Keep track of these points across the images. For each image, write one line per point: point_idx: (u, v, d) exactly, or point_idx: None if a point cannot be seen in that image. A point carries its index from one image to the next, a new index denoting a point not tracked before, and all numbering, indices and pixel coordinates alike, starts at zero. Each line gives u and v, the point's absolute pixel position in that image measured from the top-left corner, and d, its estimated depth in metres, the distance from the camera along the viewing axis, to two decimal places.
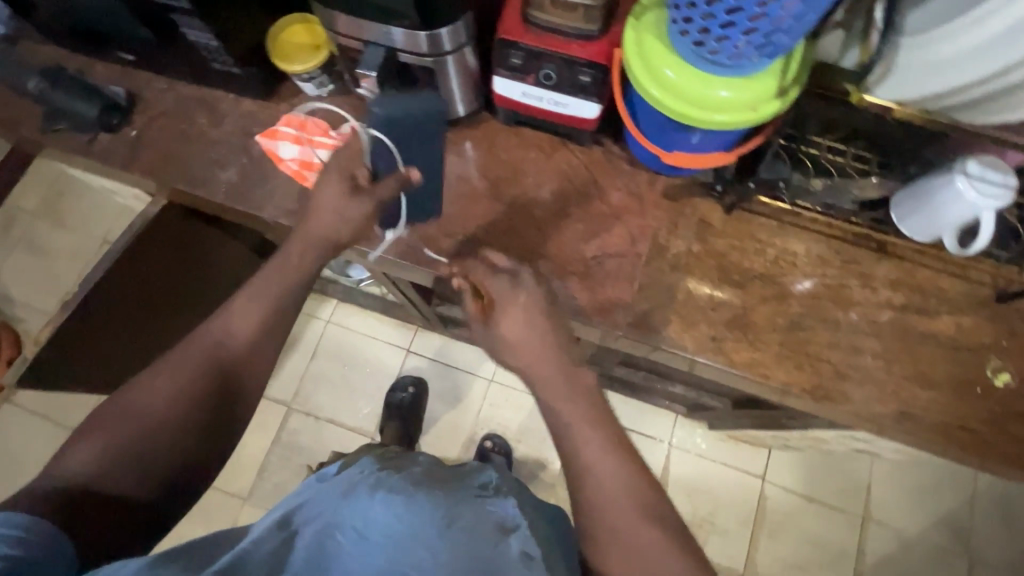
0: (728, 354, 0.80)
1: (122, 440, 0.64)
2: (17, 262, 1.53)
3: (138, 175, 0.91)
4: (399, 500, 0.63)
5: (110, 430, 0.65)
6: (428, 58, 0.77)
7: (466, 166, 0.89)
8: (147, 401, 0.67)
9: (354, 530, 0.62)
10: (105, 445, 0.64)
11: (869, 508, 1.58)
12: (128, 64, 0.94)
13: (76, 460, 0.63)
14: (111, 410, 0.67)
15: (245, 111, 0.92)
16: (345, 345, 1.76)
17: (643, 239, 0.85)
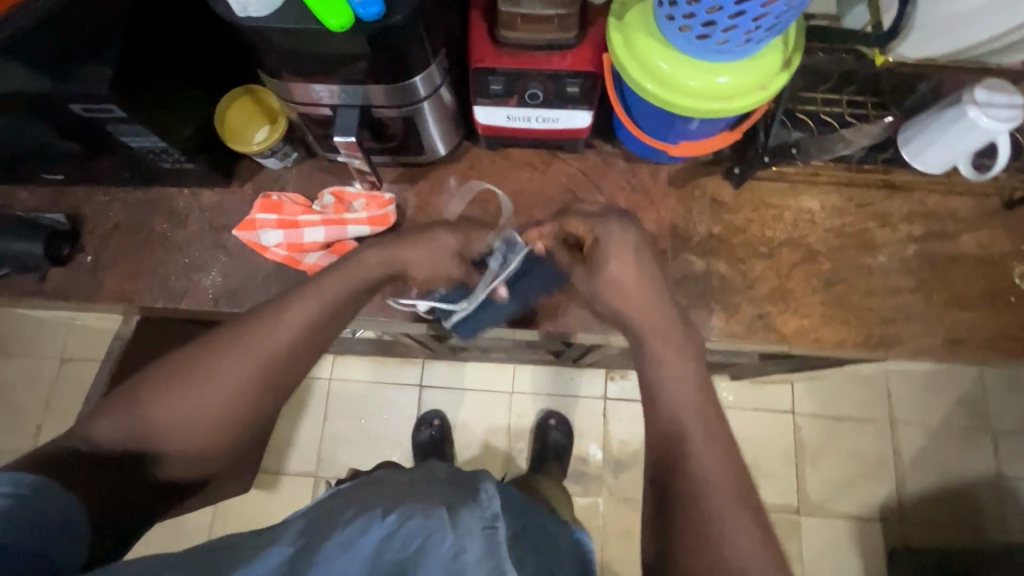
0: (776, 329, 0.79)
1: (146, 426, 0.59)
2: None
3: (107, 303, 0.81)
4: (419, 517, 0.55)
5: (144, 408, 0.60)
6: (404, 108, 0.71)
7: (462, 204, 0.84)
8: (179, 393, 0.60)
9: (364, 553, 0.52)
10: (132, 425, 0.59)
11: (893, 411, 1.66)
12: (58, 183, 0.83)
13: (98, 434, 0.58)
14: (150, 382, 0.61)
15: (210, 203, 0.83)
16: (355, 398, 1.68)
17: (663, 233, 0.82)
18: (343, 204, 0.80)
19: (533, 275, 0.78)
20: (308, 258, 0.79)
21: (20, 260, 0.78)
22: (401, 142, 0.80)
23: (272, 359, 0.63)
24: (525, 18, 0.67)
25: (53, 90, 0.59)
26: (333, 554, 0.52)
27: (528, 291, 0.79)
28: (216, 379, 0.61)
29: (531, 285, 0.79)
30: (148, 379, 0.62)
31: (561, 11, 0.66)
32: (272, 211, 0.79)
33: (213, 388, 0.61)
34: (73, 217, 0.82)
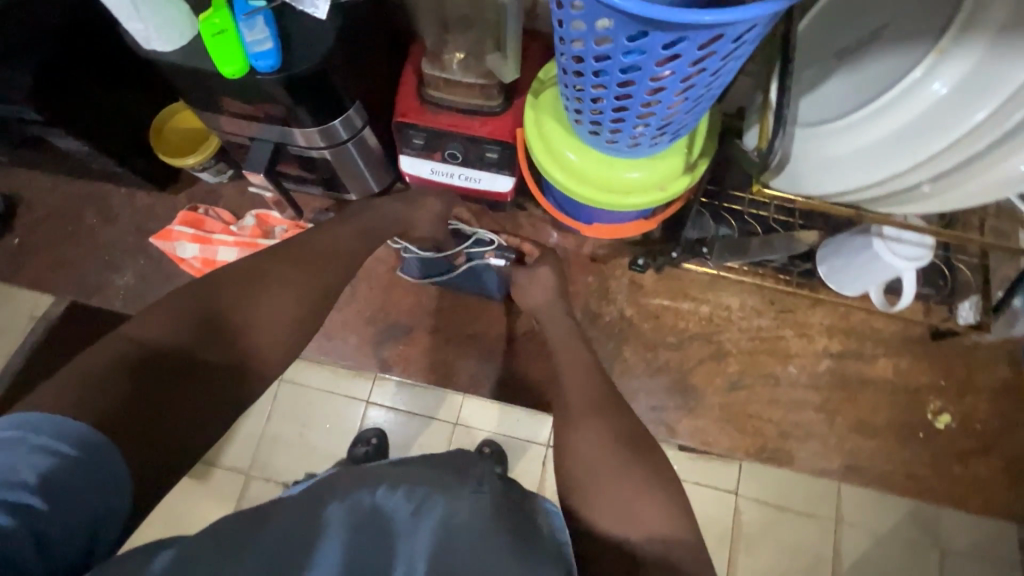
0: (668, 425, 0.77)
1: (205, 326, 0.50)
2: None
3: (26, 287, 0.83)
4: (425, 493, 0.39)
5: (212, 307, 0.50)
6: (327, 148, 0.71)
7: None
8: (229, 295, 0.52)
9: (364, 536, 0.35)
10: (190, 322, 0.49)
11: None
12: (4, 164, 0.86)
13: (148, 332, 0.47)
14: (210, 285, 0.52)
15: (141, 205, 0.85)
16: None
17: (575, 307, 0.81)
18: (259, 227, 0.82)
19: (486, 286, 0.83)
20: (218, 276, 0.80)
21: None
22: (328, 178, 0.80)
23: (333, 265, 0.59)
24: (449, 81, 0.68)
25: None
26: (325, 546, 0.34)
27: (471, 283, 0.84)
28: (278, 287, 0.55)
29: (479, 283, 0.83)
30: (197, 288, 0.51)
31: (481, 81, 0.68)
32: (191, 225, 0.81)
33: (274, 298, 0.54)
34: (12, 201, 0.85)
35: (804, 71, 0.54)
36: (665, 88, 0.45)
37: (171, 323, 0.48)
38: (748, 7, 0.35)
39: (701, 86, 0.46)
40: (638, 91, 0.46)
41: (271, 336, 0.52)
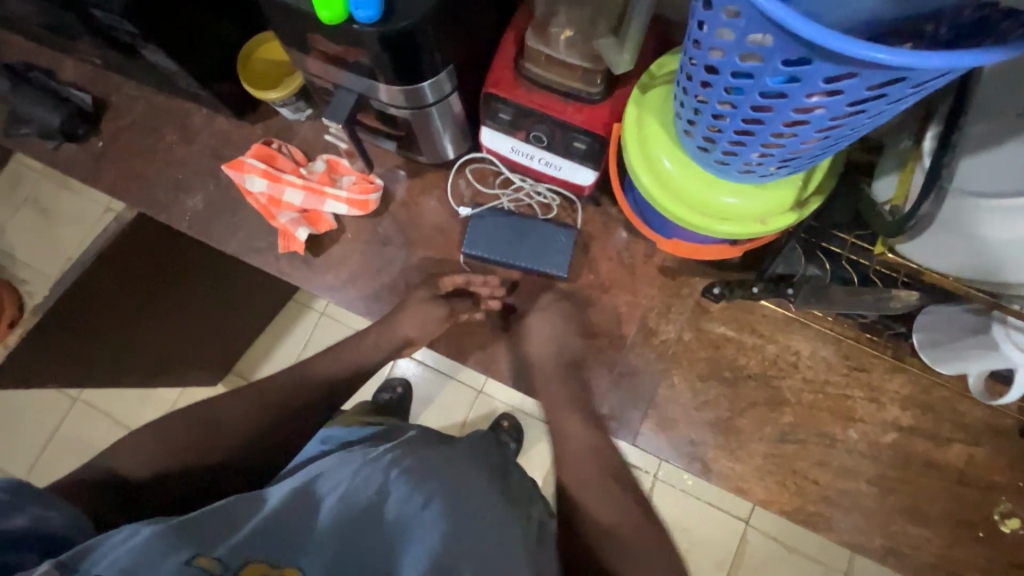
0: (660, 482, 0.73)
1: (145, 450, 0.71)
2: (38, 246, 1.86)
3: (102, 192, 0.85)
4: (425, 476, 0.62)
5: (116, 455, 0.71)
6: (410, 109, 0.68)
7: (446, 215, 0.81)
8: (234, 415, 0.76)
9: (374, 498, 0.59)
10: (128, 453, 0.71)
11: (853, 565, 1.41)
12: (98, 66, 0.87)
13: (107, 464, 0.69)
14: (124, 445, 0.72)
15: (219, 130, 0.85)
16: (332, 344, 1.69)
17: (632, 319, 0.77)
18: (331, 171, 0.81)
19: (548, 245, 0.77)
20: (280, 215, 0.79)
21: (41, 126, 0.83)
22: (405, 138, 0.77)
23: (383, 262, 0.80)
24: (552, 58, 0.62)
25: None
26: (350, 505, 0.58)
27: (531, 246, 0.77)
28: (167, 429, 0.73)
29: (541, 245, 0.77)
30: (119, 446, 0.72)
31: (586, 65, 0.62)
32: (263, 157, 0.81)
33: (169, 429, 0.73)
34: (97, 100, 0.86)
35: (971, 124, 0.48)
36: (808, 123, 0.39)
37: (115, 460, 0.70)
38: (960, 53, 0.30)
39: (848, 129, 0.40)
40: (774, 119, 0.40)
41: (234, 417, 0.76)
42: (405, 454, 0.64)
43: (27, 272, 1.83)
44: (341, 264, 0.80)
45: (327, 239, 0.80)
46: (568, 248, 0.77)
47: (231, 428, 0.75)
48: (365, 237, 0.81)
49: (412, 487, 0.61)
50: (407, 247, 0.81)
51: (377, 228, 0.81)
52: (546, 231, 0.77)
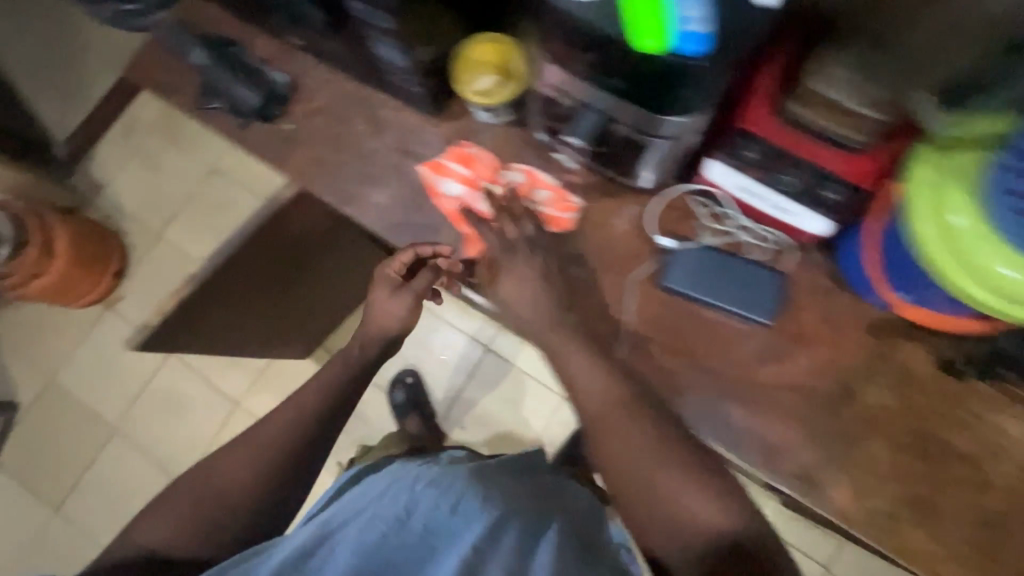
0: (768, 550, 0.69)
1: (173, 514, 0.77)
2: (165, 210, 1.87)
3: (287, 176, 0.84)
4: (436, 490, 0.72)
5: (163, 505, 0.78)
6: (638, 135, 0.65)
7: (641, 242, 0.77)
8: (228, 477, 0.78)
9: (396, 515, 0.68)
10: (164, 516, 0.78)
11: None
12: (292, 47, 0.85)
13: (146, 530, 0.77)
14: (160, 498, 0.80)
15: (409, 125, 0.83)
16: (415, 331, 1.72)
17: (830, 377, 0.73)
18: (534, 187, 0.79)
19: (751, 290, 0.73)
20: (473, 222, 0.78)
21: (236, 104, 0.83)
22: (614, 161, 0.74)
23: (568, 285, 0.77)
24: (826, 99, 0.57)
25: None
26: (372, 528, 0.67)
27: (732, 289, 0.74)
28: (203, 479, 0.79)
29: (742, 288, 0.74)
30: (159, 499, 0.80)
31: (866, 111, 0.56)
32: (466, 162, 0.81)
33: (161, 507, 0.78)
34: (292, 81, 0.85)
35: None
36: None
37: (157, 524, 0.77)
38: None
39: None
40: None
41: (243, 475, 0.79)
42: (421, 473, 0.75)
43: (134, 225, 1.86)
44: None
45: None
46: (773, 296, 0.73)
47: (242, 476, 0.79)
48: None
49: (436, 496, 0.71)
50: (595, 270, 0.77)
51: (567, 247, 0.78)
52: (748, 275, 0.74)
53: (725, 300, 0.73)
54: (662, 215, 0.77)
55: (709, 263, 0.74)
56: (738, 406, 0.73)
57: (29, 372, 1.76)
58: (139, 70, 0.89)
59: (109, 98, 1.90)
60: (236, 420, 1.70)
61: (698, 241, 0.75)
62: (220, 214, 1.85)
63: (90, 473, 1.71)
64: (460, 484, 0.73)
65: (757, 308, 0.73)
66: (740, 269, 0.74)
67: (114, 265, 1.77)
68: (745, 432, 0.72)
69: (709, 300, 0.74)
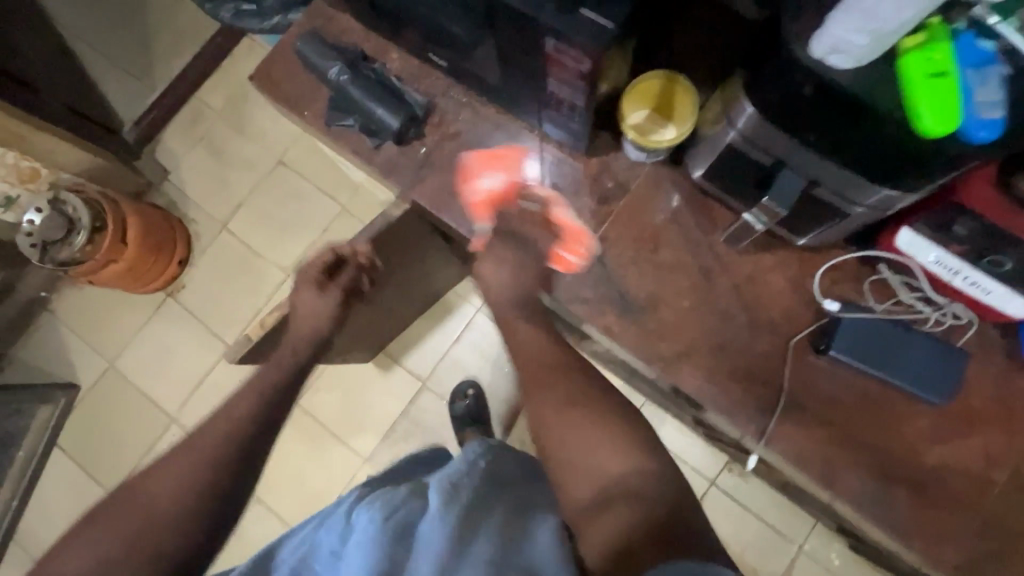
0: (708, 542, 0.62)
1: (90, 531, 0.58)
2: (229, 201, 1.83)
3: (420, 202, 0.80)
4: (363, 516, 0.61)
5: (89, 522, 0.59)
6: (835, 201, 0.60)
7: (799, 302, 0.72)
8: (168, 484, 0.60)
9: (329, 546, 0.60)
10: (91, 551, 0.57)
11: None
12: (430, 66, 0.81)
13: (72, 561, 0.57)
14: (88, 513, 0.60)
15: (551, 158, 0.79)
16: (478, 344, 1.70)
17: (1002, 463, 0.68)
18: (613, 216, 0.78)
19: (924, 367, 0.68)
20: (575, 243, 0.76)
21: (371, 123, 0.80)
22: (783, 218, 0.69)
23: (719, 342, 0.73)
24: None
25: (552, 22, 0.54)
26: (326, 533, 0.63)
27: (903, 363, 0.69)
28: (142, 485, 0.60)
29: (914, 363, 0.68)
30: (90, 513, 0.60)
31: None
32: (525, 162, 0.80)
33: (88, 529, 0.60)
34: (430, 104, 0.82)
35: None
36: None
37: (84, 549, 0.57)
38: None
39: None
40: None
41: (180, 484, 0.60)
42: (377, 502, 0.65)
43: (198, 213, 1.83)
44: (673, 334, 0.74)
45: (661, 302, 0.74)
46: (950, 374, 0.68)
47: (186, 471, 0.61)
48: (701, 307, 0.74)
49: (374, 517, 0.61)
50: (748, 328, 0.73)
51: (717, 301, 0.74)
52: (921, 350, 0.68)
53: (895, 375, 0.69)
54: (829, 277, 0.72)
55: (879, 332, 0.69)
56: (899, 487, 0.68)
57: (89, 357, 1.75)
58: (265, 78, 0.85)
59: (175, 82, 1.87)
60: (295, 418, 1.69)
61: (868, 309, 0.70)
62: (287, 214, 1.81)
63: (148, 462, 1.71)
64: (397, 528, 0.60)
65: (931, 387, 0.68)
66: (913, 342, 0.69)
67: (179, 253, 1.76)
68: (905, 515, 0.68)
69: (877, 373, 0.69)
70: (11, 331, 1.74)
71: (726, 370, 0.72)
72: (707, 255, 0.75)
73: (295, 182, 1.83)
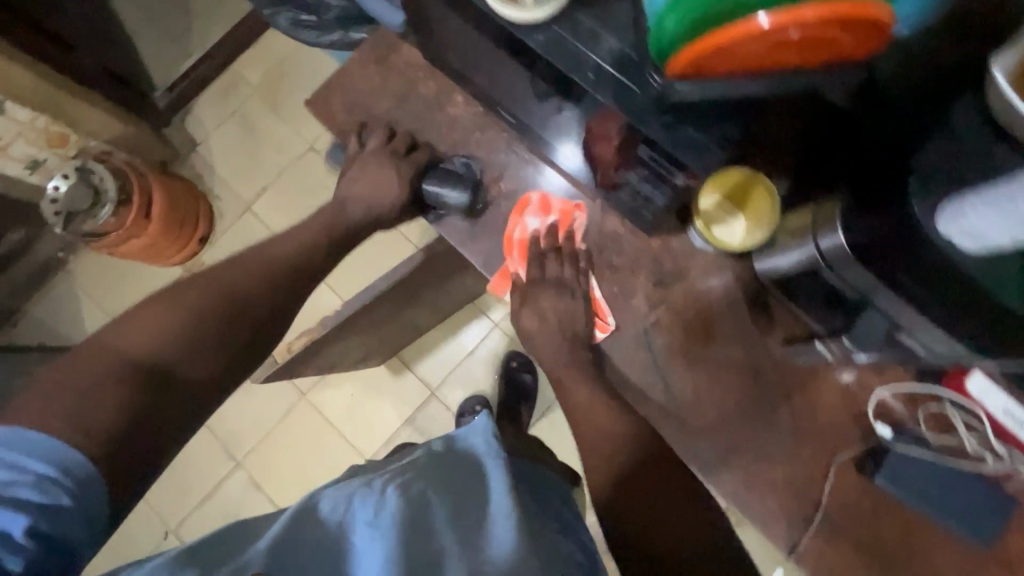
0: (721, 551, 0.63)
1: (156, 329, 0.65)
2: (256, 180, 1.80)
3: (469, 258, 0.77)
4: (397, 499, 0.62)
5: (141, 318, 0.66)
6: (911, 342, 0.56)
7: (848, 418, 0.70)
8: (227, 296, 0.70)
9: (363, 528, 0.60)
10: (136, 349, 0.63)
11: None
12: (496, 116, 0.78)
13: (122, 341, 0.64)
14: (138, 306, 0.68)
15: (609, 229, 0.75)
16: (491, 360, 1.69)
17: None
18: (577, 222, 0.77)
19: (973, 505, 0.65)
20: (519, 276, 0.77)
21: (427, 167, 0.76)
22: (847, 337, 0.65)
23: (760, 448, 0.71)
24: None
25: (655, 134, 0.51)
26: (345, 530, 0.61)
27: (952, 500, 0.66)
28: (207, 289, 0.69)
29: (963, 501, 0.66)
30: (149, 301, 0.68)
31: None
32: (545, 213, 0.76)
33: (142, 311, 0.67)
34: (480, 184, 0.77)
35: None
36: None
37: (139, 331, 0.65)
38: None
39: None
40: None
41: (238, 299, 0.70)
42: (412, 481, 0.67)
43: (222, 188, 1.80)
44: (714, 432, 0.71)
45: (706, 398, 0.72)
46: (1001, 520, 0.65)
47: (240, 291, 0.70)
48: (748, 409, 0.71)
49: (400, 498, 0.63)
50: (792, 438, 0.71)
51: (765, 405, 0.71)
52: (973, 490, 0.65)
53: (940, 511, 0.66)
54: (885, 399, 0.69)
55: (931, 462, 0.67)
56: None
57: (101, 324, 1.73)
58: (321, 103, 0.81)
59: (212, 51, 1.81)
60: (301, 410, 1.68)
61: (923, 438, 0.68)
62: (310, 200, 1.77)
63: None
64: (424, 491, 0.66)
65: (978, 525, 0.65)
66: (964, 480, 0.66)
67: (201, 230, 1.73)
68: None
69: (924, 504, 0.66)
70: (24, 289, 1.71)
71: (766, 478, 0.70)
72: (761, 358, 0.72)
73: (323, 168, 1.78)
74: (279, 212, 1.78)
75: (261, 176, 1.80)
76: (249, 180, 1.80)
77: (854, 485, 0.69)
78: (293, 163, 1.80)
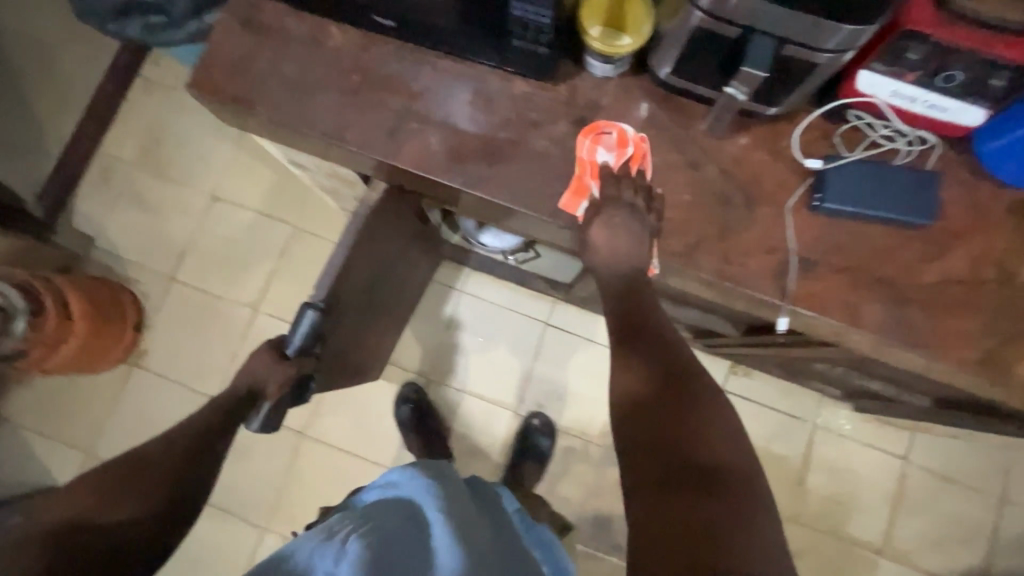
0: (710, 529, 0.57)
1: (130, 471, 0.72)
2: (169, 248, 1.72)
3: (402, 167, 0.78)
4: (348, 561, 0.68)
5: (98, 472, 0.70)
6: (800, 49, 0.64)
7: (786, 168, 0.77)
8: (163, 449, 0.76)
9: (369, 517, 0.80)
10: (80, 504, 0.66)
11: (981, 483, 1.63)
12: (375, 30, 0.79)
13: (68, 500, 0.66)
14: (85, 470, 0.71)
15: (520, 92, 0.79)
16: (470, 324, 1.71)
17: (988, 262, 0.75)
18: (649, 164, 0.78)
19: (913, 192, 0.74)
20: (595, 194, 0.76)
21: (332, 108, 0.79)
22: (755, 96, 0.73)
23: (723, 227, 0.76)
24: None
25: None
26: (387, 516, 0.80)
27: (890, 193, 0.74)
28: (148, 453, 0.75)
29: (898, 192, 0.74)
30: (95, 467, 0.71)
31: None
32: (621, 143, 0.77)
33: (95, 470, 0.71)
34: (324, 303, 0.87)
35: None
36: None
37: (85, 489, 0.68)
38: None
39: None
40: None
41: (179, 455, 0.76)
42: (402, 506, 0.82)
43: (138, 271, 1.70)
44: (681, 228, 0.76)
45: (663, 203, 0.77)
46: (930, 193, 0.74)
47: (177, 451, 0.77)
48: (700, 197, 0.77)
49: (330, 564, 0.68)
50: (747, 205, 0.76)
51: (713, 187, 0.77)
52: (903, 182, 0.74)
53: (889, 209, 0.74)
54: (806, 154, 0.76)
55: (862, 176, 0.74)
56: (910, 308, 0.74)
57: (65, 455, 1.59)
58: (202, 81, 0.80)
59: (72, 142, 1.72)
60: (308, 450, 1.63)
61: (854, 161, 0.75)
62: (234, 246, 1.72)
63: None
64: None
65: (919, 207, 0.74)
66: (894, 177, 0.74)
67: (132, 316, 1.62)
68: (928, 330, 0.74)
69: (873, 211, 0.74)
70: None
71: (739, 250, 0.76)
72: (693, 149, 0.78)
73: (234, 211, 1.74)
74: (206, 271, 1.71)
75: (174, 243, 1.72)
76: (163, 251, 1.72)
77: (813, 221, 0.76)
78: (202, 217, 1.73)
